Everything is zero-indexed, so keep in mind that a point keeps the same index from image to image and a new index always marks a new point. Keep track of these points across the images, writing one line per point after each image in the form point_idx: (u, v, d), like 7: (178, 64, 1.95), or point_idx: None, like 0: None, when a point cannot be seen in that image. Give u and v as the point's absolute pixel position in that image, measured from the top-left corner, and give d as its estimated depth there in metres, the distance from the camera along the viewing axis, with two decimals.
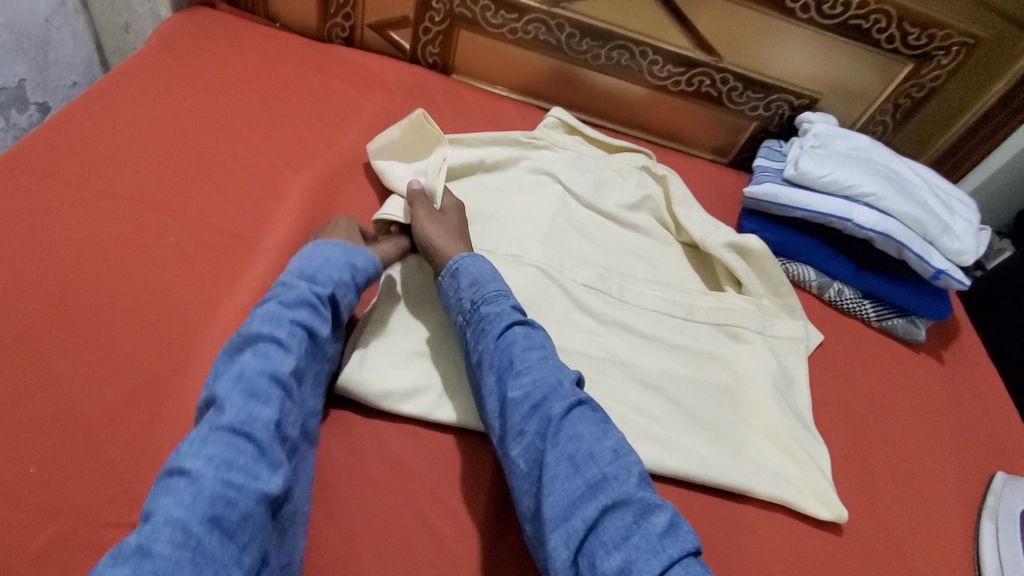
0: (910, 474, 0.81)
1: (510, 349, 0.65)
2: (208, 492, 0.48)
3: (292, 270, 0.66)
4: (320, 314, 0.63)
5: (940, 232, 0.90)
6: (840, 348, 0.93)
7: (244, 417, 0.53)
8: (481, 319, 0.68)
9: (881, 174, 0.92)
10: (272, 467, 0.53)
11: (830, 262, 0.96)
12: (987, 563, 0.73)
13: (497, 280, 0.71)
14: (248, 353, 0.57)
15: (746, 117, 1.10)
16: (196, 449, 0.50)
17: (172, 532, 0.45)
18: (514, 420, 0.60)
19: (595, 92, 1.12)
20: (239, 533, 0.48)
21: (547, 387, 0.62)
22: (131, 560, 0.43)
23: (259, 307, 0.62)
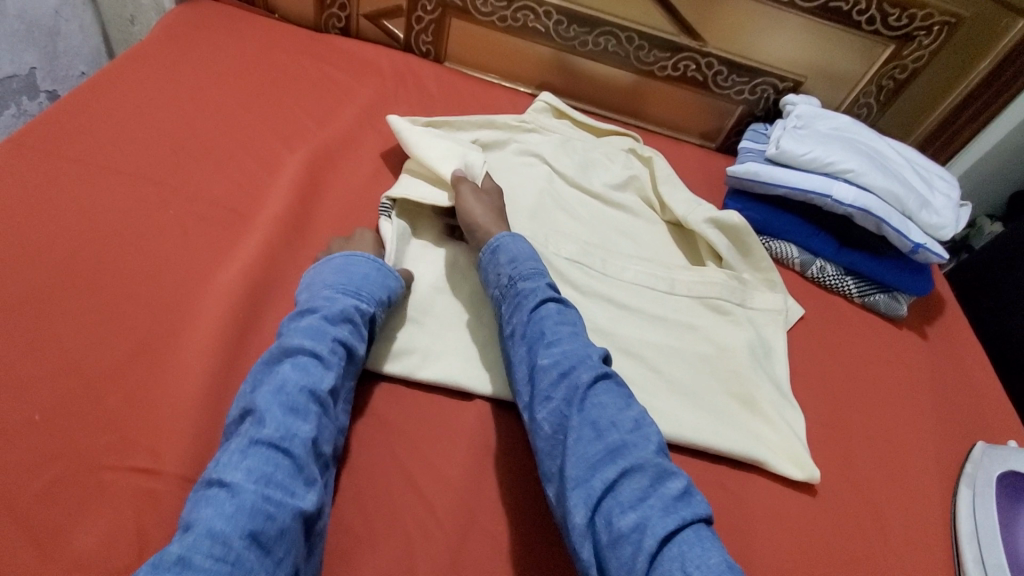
0: (889, 440, 0.79)
1: (542, 322, 0.68)
2: (247, 507, 0.50)
3: (330, 283, 0.68)
4: (356, 332, 0.65)
5: (918, 207, 0.88)
6: (821, 322, 0.90)
7: (282, 433, 0.55)
8: (517, 293, 0.72)
9: (862, 152, 0.92)
10: (306, 483, 0.54)
11: (813, 239, 0.94)
12: (962, 528, 0.71)
13: (535, 259, 0.76)
14: (289, 365, 0.59)
15: (732, 101, 1.12)
16: (237, 461, 0.53)
17: (212, 545, 0.47)
18: (542, 386, 0.64)
19: (585, 79, 1.14)
20: (275, 547, 0.50)
21: (577, 358, 0.65)
22: (172, 569, 0.45)
23: (299, 321, 0.64)
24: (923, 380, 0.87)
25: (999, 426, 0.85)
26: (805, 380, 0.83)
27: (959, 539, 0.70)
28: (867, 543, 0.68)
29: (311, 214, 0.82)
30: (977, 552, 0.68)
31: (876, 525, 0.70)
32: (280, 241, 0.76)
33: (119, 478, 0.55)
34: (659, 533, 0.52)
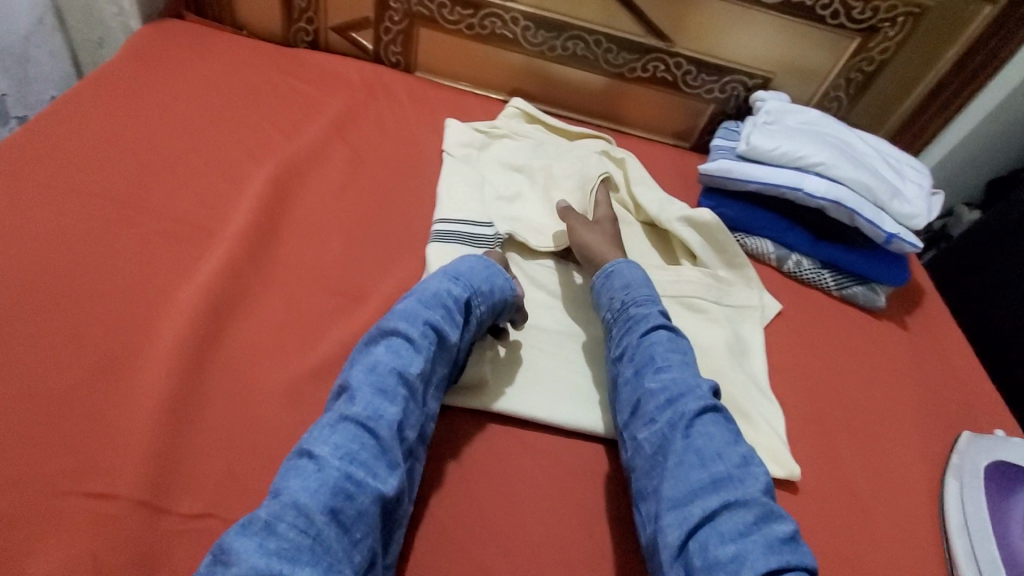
0: (872, 433, 0.77)
1: (653, 347, 0.69)
2: (331, 482, 0.51)
3: (438, 272, 0.70)
4: (449, 320, 0.65)
5: (890, 197, 0.88)
6: (800, 316, 0.89)
7: (370, 413, 0.56)
8: (629, 317, 0.73)
9: (831, 145, 0.92)
10: (388, 468, 0.54)
11: (787, 233, 0.93)
12: (952, 522, 0.68)
13: (648, 287, 0.77)
14: (383, 347, 0.61)
15: (703, 100, 1.12)
16: (326, 435, 0.54)
17: (297, 515, 0.48)
18: (648, 408, 0.64)
19: (557, 84, 1.14)
20: (353, 528, 0.50)
21: (686, 385, 0.65)
22: (259, 532, 0.47)
23: (399, 305, 0.66)
24: (904, 371, 0.85)
25: (985, 414, 0.83)
26: (785, 376, 0.81)
27: (949, 534, 0.68)
28: (855, 541, 0.66)
29: (276, 225, 0.81)
30: (969, 545, 0.66)
31: (864, 522, 0.68)
32: (245, 254, 0.75)
33: (72, 502, 0.53)
34: (759, 569, 0.52)
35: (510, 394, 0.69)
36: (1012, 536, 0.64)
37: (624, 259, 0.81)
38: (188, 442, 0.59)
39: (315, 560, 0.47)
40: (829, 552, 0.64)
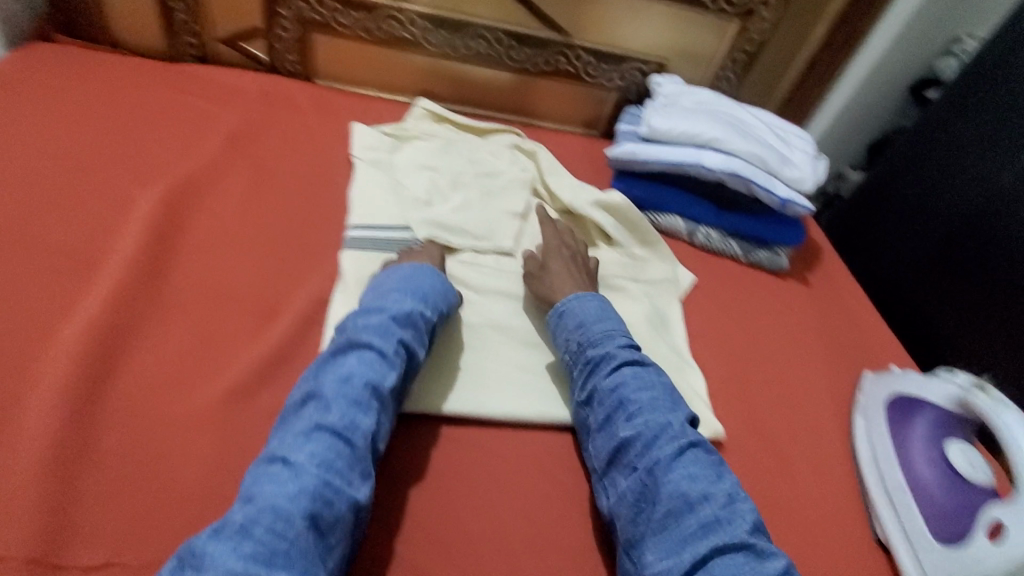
0: (786, 384, 0.82)
1: (620, 388, 0.67)
2: (310, 487, 0.51)
3: (397, 289, 0.69)
4: (415, 338, 0.66)
5: (780, 164, 0.94)
6: (713, 284, 0.94)
7: (346, 423, 0.56)
8: (589, 360, 0.70)
9: (723, 121, 0.97)
10: (362, 475, 0.55)
11: (694, 208, 0.98)
12: (862, 456, 0.73)
13: (605, 319, 0.74)
14: (354, 359, 0.61)
15: (605, 88, 1.16)
16: (301, 444, 0.54)
17: (274, 519, 0.48)
18: (628, 458, 0.63)
19: (463, 83, 1.15)
20: (328, 533, 0.51)
21: (659, 425, 0.63)
22: (234, 537, 0.47)
23: (369, 318, 0.65)
24: (809, 324, 0.92)
25: (882, 353, 0.90)
26: (703, 343, 0.85)
27: (861, 468, 0.73)
28: (778, 488, 0.69)
29: (174, 248, 0.76)
30: (879, 475, 0.70)
31: (784, 468, 0.72)
32: (139, 281, 0.70)
33: None
34: None
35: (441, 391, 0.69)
36: (913, 461, 0.68)
37: (575, 292, 0.78)
38: (87, 488, 0.54)
39: (289, 565, 0.47)
40: (757, 500, 0.67)
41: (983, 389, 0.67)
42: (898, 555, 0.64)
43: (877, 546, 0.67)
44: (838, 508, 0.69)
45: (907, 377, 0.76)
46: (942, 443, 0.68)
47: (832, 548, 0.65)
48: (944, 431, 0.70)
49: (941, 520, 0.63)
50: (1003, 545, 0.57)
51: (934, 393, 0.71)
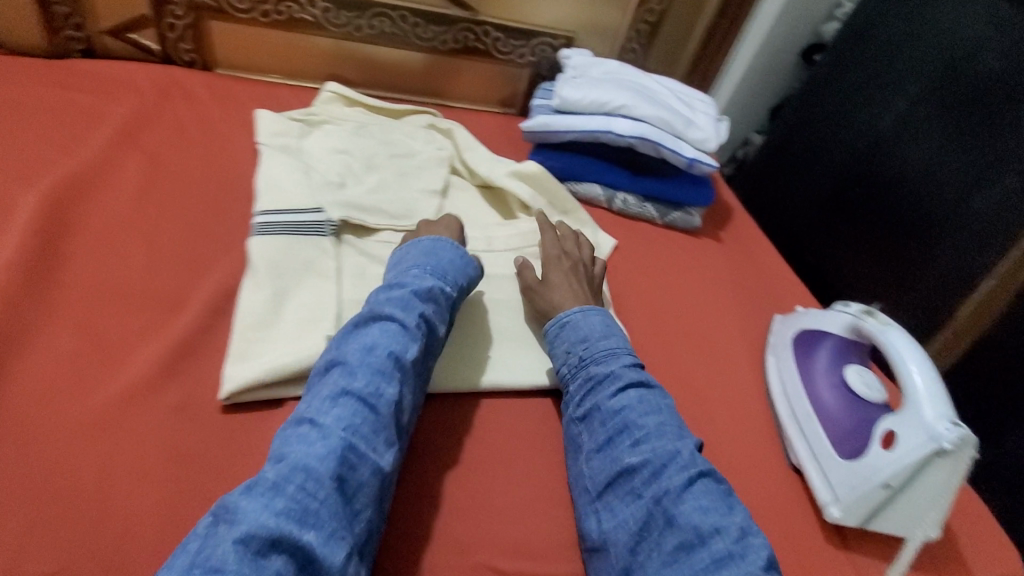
0: (703, 334, 0.86)
1: (625, 411, 0.64)
2: (337, 449, 0.52)
3: (417, 264, 0.70)
4: (436, 312, 0.67)
5: (684, 126, 0.98)
6: (632, 247, 0.97)
7: (372, 390, 0.57)
8: (591, 377, 0.68)
9: (629, 88, 1.01)
10: (386, 442, 0.56)
11: (610, 174, 1.01)
12: (773, 389, 0.78)
13: (609, 337, 0.71)
14: (376, 329, 0.62)
15: (518, 65, 1.17)
16: (328, 407, 0.55)
17: (305, 478, 0.49)
18: (633, 485, 0.60)
19: (373, 66, 1.13)
20: (354, 498, 0.52)
21: (667, 453, 0.60)
22: (265, 493, 0.48)
23: (393, 291, 0.67)
24: (722, 278, 0.97)
25: (789, 298, 0.96)
26: (624, 301, 0.87)
27: (775, 402, 0.77)
28: (699, 428, 0.73)
29: (61, 248, 0.70)
30: (788, 404, 0.75)
31: (704, 410, 0.75)
32: (20, 284, 0.64)
33: None
34: None
35: None
36: (816, 387, 0.73)
37: (582, 306, 0.75)
38: None
39: (315, 525, 0.48)
40: None
41: (871, 313, 0.73)
42: (809, 474, 0.68)
43: (791, 471, 0.71)
44: (755, 441, 0.73)
45: (808, 314, 0.81)
46: (841, 369, 0.74)
47: (751, 478, 0.69)
48: (842, 358, 0.75)
49: (844, 437, 0.68)
50: (895, 449, 0.61)
51: (831, 325, 0.77)
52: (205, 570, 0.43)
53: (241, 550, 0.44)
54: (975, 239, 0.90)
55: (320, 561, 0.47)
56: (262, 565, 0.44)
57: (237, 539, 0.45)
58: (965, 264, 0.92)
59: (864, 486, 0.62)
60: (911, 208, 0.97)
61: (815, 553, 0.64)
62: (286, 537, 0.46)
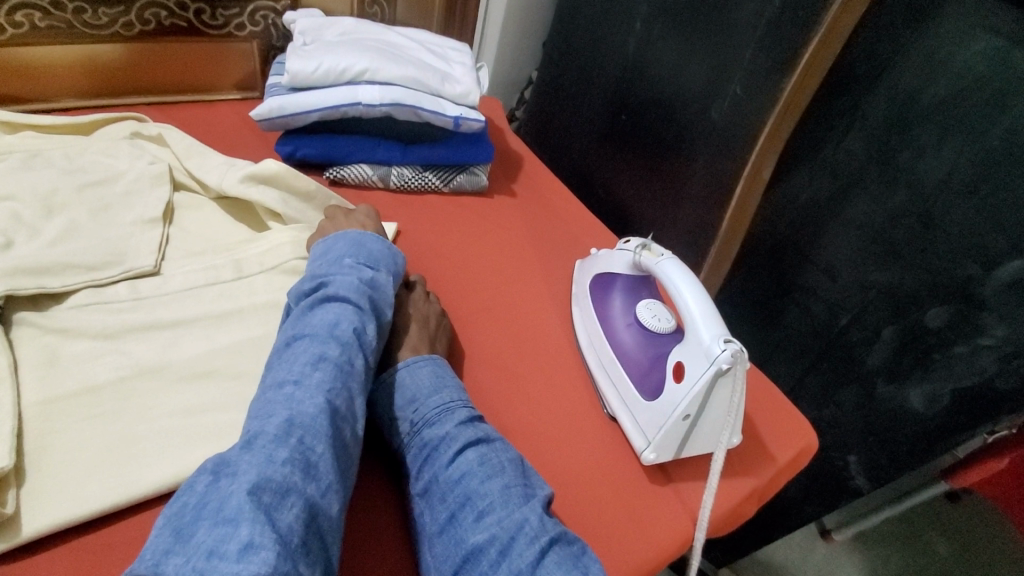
0: (508, 303, 0.82)
1: (465, 479, 0.54)
2: (328, 409, 0.49)
3: (353, 251, 0.66)
4: (385, 291, 0.64)
5: (440, 82, 0.89)
6: (420, 228, 0.88)
7: (347, 356, 0.54)
8: (424, 445, 0.58)
9: (371, 48, 0.88)
10: (365, 410, 0.53)
11: (376, 149, 0.90)
12: (581, 340, 0.77)
13: (441, 391, 0.61)
14: (336, 303, 0.58)
15: (240, 39, 0.98)
16: (310, 370, 0.51)
17: (305, 434, 0.46)
18: (481, 570, 0.49)
19: (40, 71, 0.86)
20: (345, 461, 0.49)
21: (513, 523, 0.51)
22: (267, 449, 0.44)
23: (344, 269, 0.63)
24: (519, 235, 0.92)
25: (588, 239, 0.95)
26: None
27: (585, 354, 0.76)
28: (513, 411, 0.69)
29: None
30: (597, 356, 0.74)
31: (517, 388, 0.72)
32: None
33: None
34: None
35: (64, 489, 0.50)
36: (617, 332, 0.72)
37: (422, 355, 0.65)
38: None
39: (315, 480, 0.44)
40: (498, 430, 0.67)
41: (647, 246, 0.72)
42: (623, 421, 0.68)
43: (609, 421, 0.71)
44: (571, 403, 0.72)
45: (597, 257, 0.80)
46: (634, 307, 0.73)
47: (571, 445, 0.68)
48: (633, 295, 0.75)
49: (646, 375, 0.68)
50: (685, 379, 0.62)
51: (618, 265, 0.76)
52: (217, 520, 0.39)
53: (256, 500, 0.40)
54: (721, 146, 0.90)
55: (323, 515, 0.44)
56: (276, 515, 0.40)
57: (248, 490, 0.40)
58: (718, 168, 0.91)
59: (667, 422, 0.63)
60: (668, 123, 0.97)
61: (642, 498, 0.64)
62: (295, 489, 0.42)
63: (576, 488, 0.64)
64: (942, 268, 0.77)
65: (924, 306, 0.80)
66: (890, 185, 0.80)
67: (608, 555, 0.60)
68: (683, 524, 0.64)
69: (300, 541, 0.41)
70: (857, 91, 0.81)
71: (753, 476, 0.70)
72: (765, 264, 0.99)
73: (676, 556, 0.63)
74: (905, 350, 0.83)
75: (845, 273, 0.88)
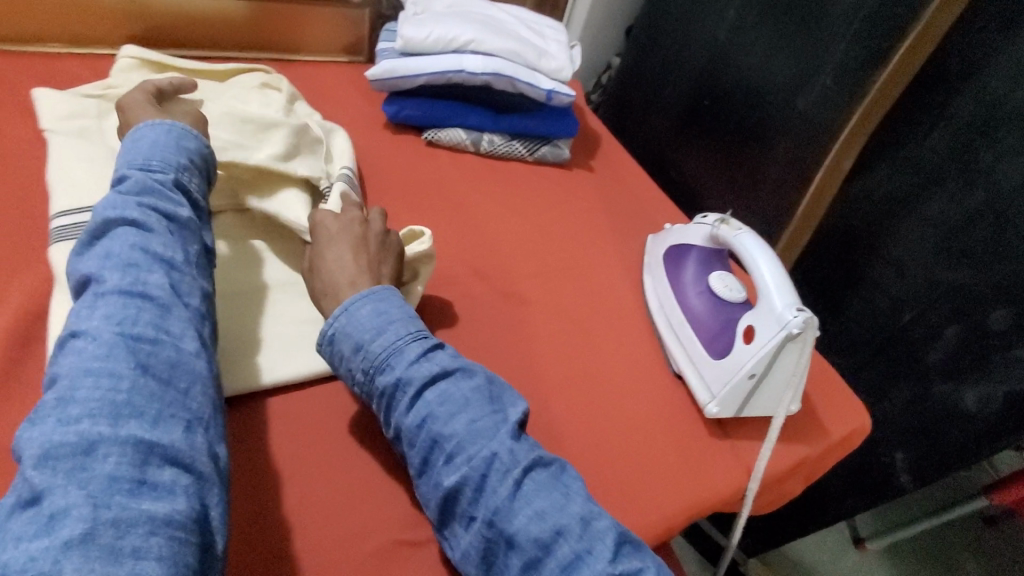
0: (584, 266, 0.88)
1: (428, 422, 0.55)
2: (118, 345, 0.45)
3: (125, 162, 0.58)
4: (174, 196, 0.57)
5: (537, 57, 0.96)
6: (505, 191, 0.95)
7: (132, 280, 0.49)
8: (381, 392, 0.57)
9: (475, 21, 0.96)
10: (184, 323, 0.49)
11: (472, 116, 0.97)
12: (651, 304, 0.82)
13: (383, 330, 0.58)
14: (106, 236, 0.52)
15: (354, 5, 1.07)
16: (90, 313, 0.47)
17: (96, 380, 0.42)
18: (462, 507, 0.53)
19: (183, 22, 0.97)
20: (174, 379, 0.46)
21: (483, 459, 0.53)
22: (54, 411, 0.40)
23: (118, 188, 0.56)
24: (594, 206, 0.98)
25: (660, 217, 1.00)
26: (502, 249, 0.86)
27: (654, 317, 0.81)
28: (586, 358, 0.76)
29: None
30: (666, 319, 0.79)
31: (590, 340, 0.78)
32: None
33: None
34: None
35: (233, 368, 0.62)
36: (688, 297, 0.77)
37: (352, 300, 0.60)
38: None
39: (125, 415, 0.41)
40: (574, 373, 0.74)
41: (726, 221, 0.76)
42: (688, 376, 0.73)
43: (674, 378, 0.76)
44: (639, 360, 0.77)
45: (673, 229, 0.85)
46: (707, 276, 0.78)
47: (637, 396, 0.73)
48: (705, 266, 0.80)
49: (715, 337, 0.73)
50: (755, 340, 0.67)
51: (694, 237, 0.80)
52: (28, 508, 0.37)
53: (50, 470, 0.38)
54: (805, 136, 0.94)
55: (160, 443, 0.41)
56: (87, 472, 0.38)
57: (38, 463, 0.38)
58: (801, 159, 0.96)
59: (733, 379, 0.68)
60: (752, 111, 1.01)
61: (702, 448, 0.70)
62: (100, 438, 0.40)
63: (641, 432, 0.70)
64: (1012, 273, 0.78)
65: (989, 308, 0.82)
66: (969, 186, 0.82)
67: (664, 493, 0.65)
68: (738, 475, 0.69)
69: (132, 481, 0.39)
70: (950, 88, 0.83)
71: (807, 445, 0.74)
72: (834, 254, 1.02)
73: (728, 504, 0.69)
74: (967, 350, 0.85)
75: (915, 268, 0.90)
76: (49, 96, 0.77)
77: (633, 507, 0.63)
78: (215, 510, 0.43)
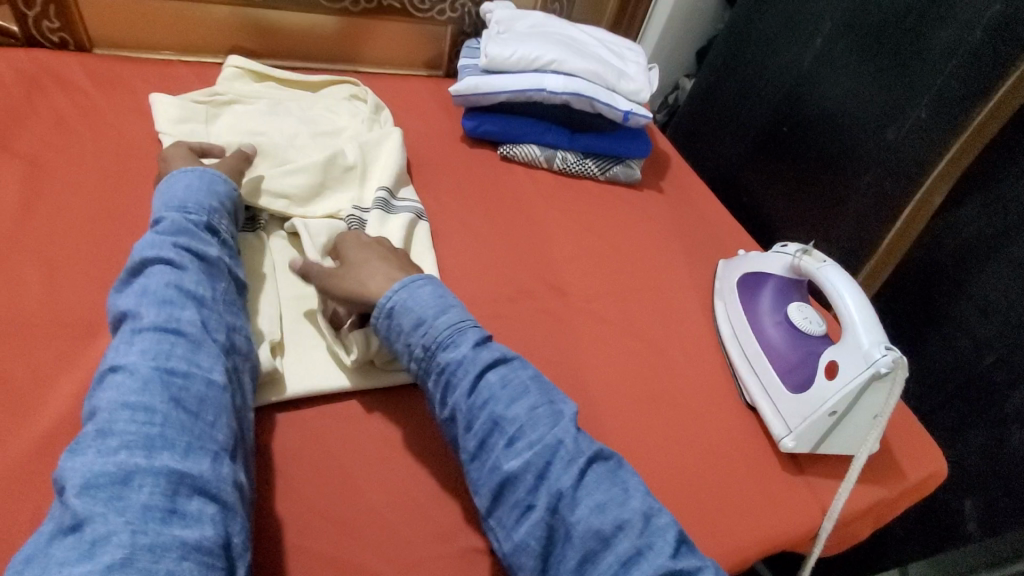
0: (655, 288, 0.88)
1: (490, 404, 0.56)
2: (153, 379, 0.49)
3: (161, 207, 0.63)
4: (205, 237, 0.62)
5: (616, 79, 0.97)
6: (576, 209, 0.96)
7: (166, 317, 0.53)
8: (442, 368, 0.58)
9: (558, 42, 0.98)
10: (212, 357, 0.53)
11: (547, 134, 1.00)
12: (723, 330, 0.82)
13: (446, 310, 0.60)
14: (142, 275, 0.57)
15: (438, 22, 1.11)
16: (127, 348, 0.51)
17: (131, 413, 0.46)
18: (520, 494, 0.53)
19: (281, 35, 1.02)
20: (203, 412, 0.50)
21: (548, 446, 0.54)
22: (94, 442, 0.45)
23: (155, 228, 0.61)
24: (665, 228, 0.98)
25: (730, 242, 0.99)
26: (574, 266, 0.87)
27: (726, 344, 0.81)
28: (659, 381, 0.76)
29: None
30: (739, 347, 0.79)
31: (662, 364, 0.78)
32: None
33: None
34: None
35: (311, 370, 0.64)
36: (764, 328, 0.77)
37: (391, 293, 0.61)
38: None
39: (155, 448, 0.45)
40: (647, 396, 0.74)
41: (809, 252, 0.76)
42: (763, 407, 0.73)
43: (747, 408, 0.75)
44: (712, 386, 0.77)
45: (748, 257, 0.85)
46: (785, 307, 0.78)
47: (710, 423, 0.73)
48: (784, 296, 0.79)
49: (793, 370, 0.73)
50: (839, 377, 0.67)
51: (772, 266, 0.80)
52: (69, 535, 0.40)
53: (91, 498, 0.42)
54: (894, 168, 0.92)
55: (190, 473, 0.45)
56: (124, 500, 0.42)
57: (78, 493, 0.42)
58: (888, 193, 0.93)
59: (813, 414, 0.68)
60: (835, 140, 0.99)
61: (776, 482, 0.69)
62: (137, 469, 0.44)
63: (715, 461, 0.69)
64: None
65: None
66: None
67: (738, 526, 0.64)
68: (812, 512, 0.68)
69: (165, 510, 0.43)
70: None
71: (884, 487, 0.72)
72: (916, 290, 1.00)
73: (800, 541, 0.67)
74: None
75: (1003, 312, 0.87)
76: (161, 101, 0.82)
77: (706, 537, 0.63)
78: (240, 536, 0.46)
